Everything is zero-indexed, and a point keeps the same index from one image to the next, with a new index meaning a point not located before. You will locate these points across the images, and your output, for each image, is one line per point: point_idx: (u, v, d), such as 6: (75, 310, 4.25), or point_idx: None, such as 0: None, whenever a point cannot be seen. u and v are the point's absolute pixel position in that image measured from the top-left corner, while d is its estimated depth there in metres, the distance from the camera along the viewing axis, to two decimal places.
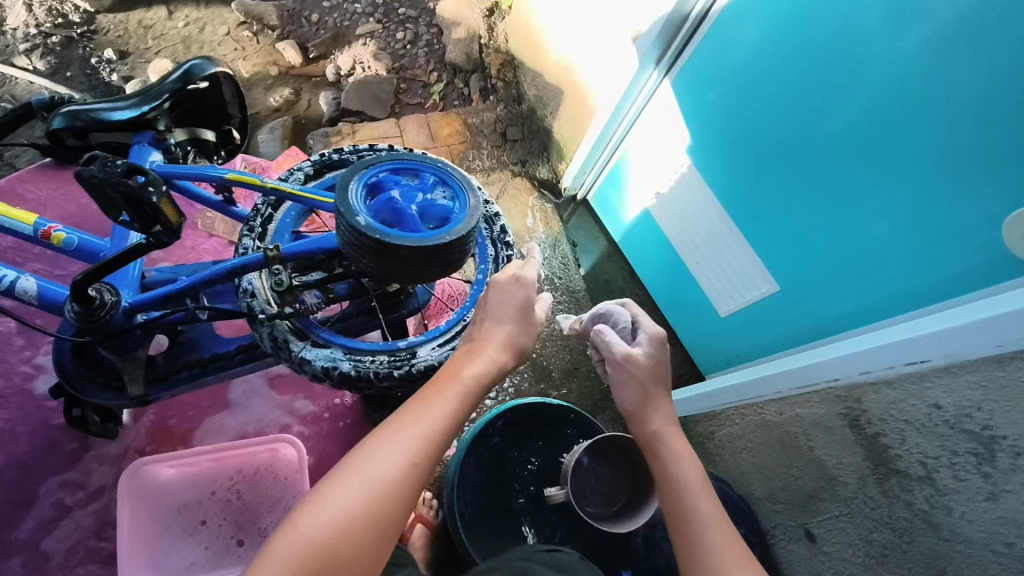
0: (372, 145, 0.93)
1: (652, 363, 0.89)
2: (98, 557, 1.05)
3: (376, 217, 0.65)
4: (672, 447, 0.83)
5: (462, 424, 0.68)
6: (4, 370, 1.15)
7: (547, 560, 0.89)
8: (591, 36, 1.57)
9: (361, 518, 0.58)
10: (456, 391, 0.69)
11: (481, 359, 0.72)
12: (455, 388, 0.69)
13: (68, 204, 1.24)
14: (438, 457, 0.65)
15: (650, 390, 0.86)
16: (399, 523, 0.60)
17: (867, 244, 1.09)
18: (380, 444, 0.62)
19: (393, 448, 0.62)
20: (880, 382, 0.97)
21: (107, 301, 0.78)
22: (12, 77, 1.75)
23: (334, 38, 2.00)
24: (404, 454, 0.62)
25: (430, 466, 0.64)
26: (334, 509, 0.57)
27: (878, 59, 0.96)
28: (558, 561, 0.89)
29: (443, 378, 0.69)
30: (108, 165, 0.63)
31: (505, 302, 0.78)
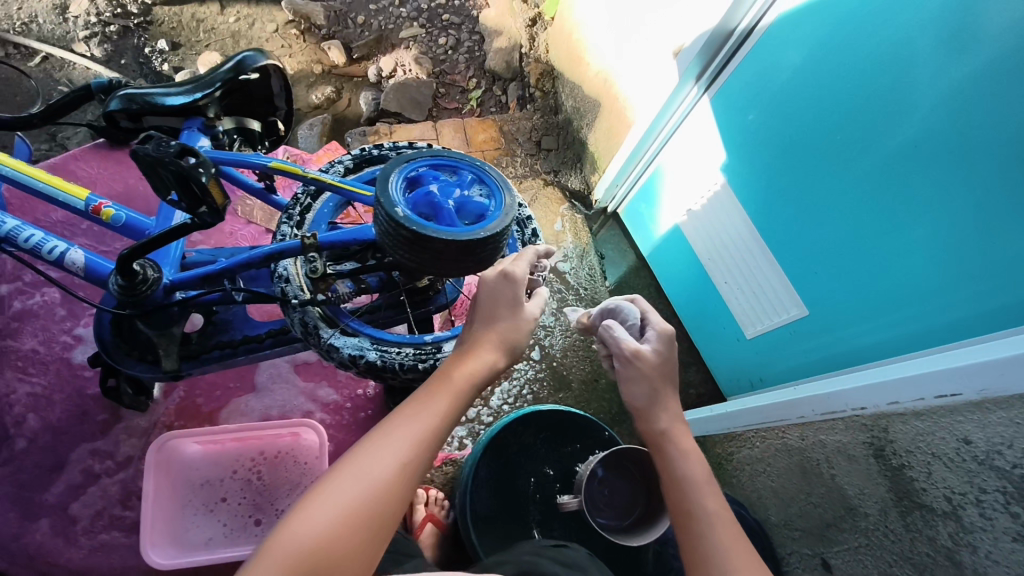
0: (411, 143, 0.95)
1: (659, 360, 0.85)
2: (121, 525, 1.08)
3: (414, 210, 0.66)
4: (680, 443, 0.80)
5: (453, 424, 0.69)
6: (45, 338, 1.19)
7: (555, 555, 0.92)
8: (633, 49, 1.58)
9: (353, 518, 0.59)
10: (452, 390, 0.70)
11: (474, 359, 0.72)
12: (454, 387, 0.70)
13: (116, 184, 1.29)
14: (429, 457, 0.66)
15: (659, 388, 0.82)
16: (391, 523, 0.61)
17: (901, 274, 1.08)
18: (370, 448, 0.63)
19: (386, 449, 0.63)
20: (908, 414, 0.96)
21: (150, 277, 0.81)
22: (69, 62, 1.82)
23: (378, 40, 2.04)
24: (394, 456, 0.63)
25: (421, 465, 0.65)
26: (327, 509, 0.59)
27: (924, 86, 0.95)
28: (564, 556, 0.92)
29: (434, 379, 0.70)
30: (162, 145, 0.66)
31: (493, 301, 0.75)
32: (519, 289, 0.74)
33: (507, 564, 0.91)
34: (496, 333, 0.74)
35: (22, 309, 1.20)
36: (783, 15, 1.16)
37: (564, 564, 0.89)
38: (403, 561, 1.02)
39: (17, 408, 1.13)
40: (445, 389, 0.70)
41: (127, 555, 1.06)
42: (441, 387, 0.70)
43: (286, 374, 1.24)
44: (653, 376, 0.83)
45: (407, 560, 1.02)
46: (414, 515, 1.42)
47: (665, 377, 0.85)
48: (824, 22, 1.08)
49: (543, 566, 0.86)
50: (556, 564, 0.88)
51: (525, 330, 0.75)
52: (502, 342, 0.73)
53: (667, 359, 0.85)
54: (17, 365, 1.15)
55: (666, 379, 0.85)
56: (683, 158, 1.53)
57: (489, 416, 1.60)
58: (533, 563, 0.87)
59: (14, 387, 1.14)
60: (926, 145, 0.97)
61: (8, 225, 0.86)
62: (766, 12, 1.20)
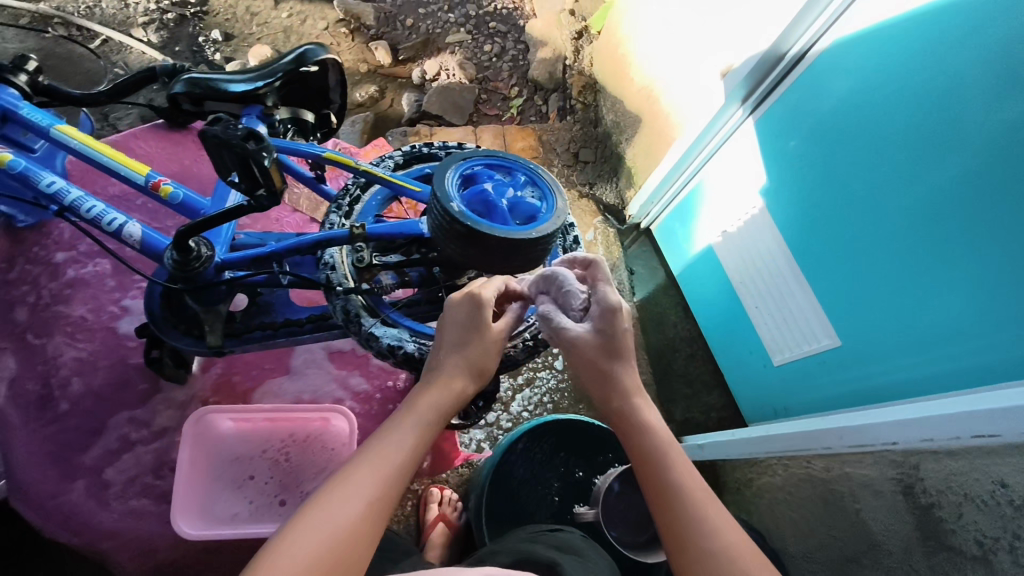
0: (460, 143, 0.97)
1: (608, 336, 0.78)
2: (152, 493, 1.12)
3: (468, 206, 0.68)
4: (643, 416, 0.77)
5: (418, 459, 0.71)
6: (94, 307, 1.22)
7: (551, 541, 0.93)
8: (682, 67, 1.58)
9: (323, 561, 0.58)
10: (414, 423, 0.72)
11: (435, 389, 0.75)
12: (416, 414, 0.73)
13: (172, 163, 1.34)
14: (396, 495, 0.67)
15: (604, 370, 0.77)
16: (361, 564, 0.61)
17: (937, 310, 1.06)
18: (337, 488, 0.63)
19: (349, 489, 0.63)
20: (940, 453, 0.94)
21: (203, 254, 0.84)
22: (127, 47, 1.87)
23: (424, 42, 2.06)
24: (360, 496, 0.63)
25: (389, 503, 0.66)
26: (295, 553, 0.58)
27: (971, 123, 0.94)
28: (561, 541, 0.93)
29: (397, 412, 0.73)
30: (230, 127, 0.68)
31: (456, 323, 0.78)
32: (482, 311, 0.77)
33: (503, 553, 0.89)
34: (455, 358, 0.78)
35: (75, 278, 1.23)
36: (834, 43, 1.17)
37: (559, 549, 0.89)
38: (399, 559, 1.01)
39: (63, 371, 1.17)
40: (405, 420, 0.72)
41: (155, 523, 1.10)
42: (401, 421, 0.72)
43: (320, 361, 1.26)
44: (601, 356, 0.78)
45: (403, 558, 1.02)
46: (426, 514, 1.44)
47: (614, 353, 0.78)
48: (873, 54, 1.09)
49: (538, 553, 0.85)
50: (550, 549, 0.89)
51: (491, 353, 0.79)
52: (467, 367, 0.77)
53: (616, 335, 0.78)
54: (67, 329, 1.19)
55: (619, 352, 0.79)
56: (722, 178, 1.52)
57: (508, 421, 1.60)
58: (529, 551, 0.86)
59: (62, 351, 1.18)
60: (970, 182, 0.96)
61: (74, 195, 0.91)
62: (819, 39, 1.20)
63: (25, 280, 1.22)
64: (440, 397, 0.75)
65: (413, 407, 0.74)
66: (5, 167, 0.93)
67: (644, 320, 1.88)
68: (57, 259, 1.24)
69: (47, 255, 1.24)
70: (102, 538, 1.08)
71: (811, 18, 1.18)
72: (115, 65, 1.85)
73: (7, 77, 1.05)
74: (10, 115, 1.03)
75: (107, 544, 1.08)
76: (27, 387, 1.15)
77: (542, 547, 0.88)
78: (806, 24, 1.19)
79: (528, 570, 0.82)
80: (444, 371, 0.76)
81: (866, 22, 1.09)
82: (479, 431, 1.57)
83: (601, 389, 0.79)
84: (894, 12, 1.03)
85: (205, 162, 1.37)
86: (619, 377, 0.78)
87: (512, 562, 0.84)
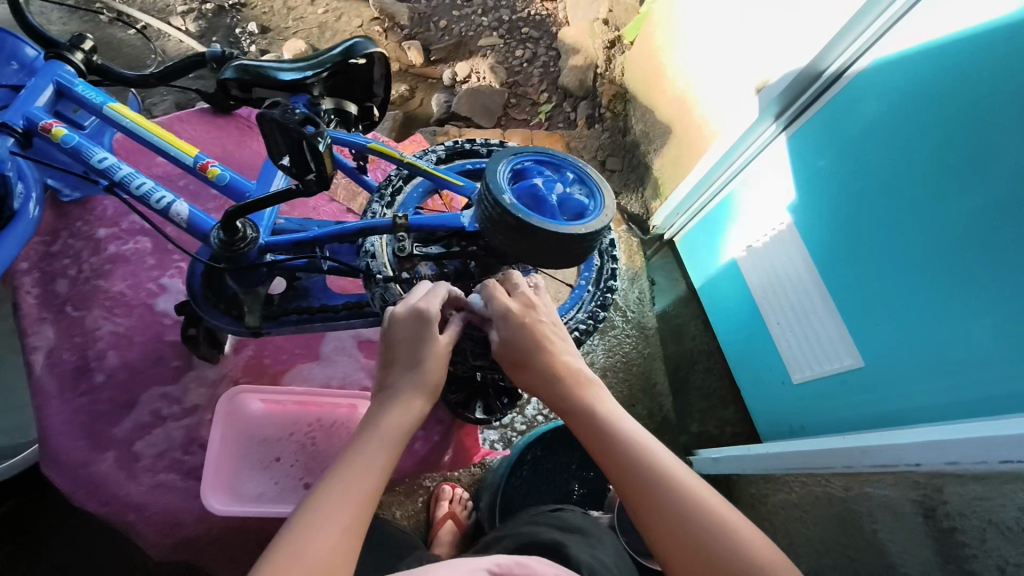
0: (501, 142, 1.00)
1: (517, 332, 0.80)
2: (179, 469, 1.15)
3: (518, 200, 0.74)
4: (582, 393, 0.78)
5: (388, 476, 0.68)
6: (133, 283, 1.25)
7: (552, 521, 0.93)
8: (717, 80, 1.57)
9: None
10: (382, 441, 0.70)
11: (391, 406, 0.73)
12: (386, 437, 0.71)
13: (214, 148, 1.37)
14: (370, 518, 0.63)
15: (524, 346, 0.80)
16: None
17: (964, 336, 1.04)
18: (310, 520, 0.60)
19: (322, 518, 0.60)
20: (965, 476, 0.94)
21: (248, 235, 0.86)
22: (166, 35, 1.84)
23: (456, 45, 2.05)
24: (336, 524, 0.60)
25: (364, 527, 0.62)
26: None
27: (1008, 150, 0.93)
28: (565, 522, 0.93)
29: (358, 435, 0.70)
30: (288, 111, 0.70)
31: (403, 343, 0.78)
32: (420, 329, 0.78)
33: (508, 538, 0.90)
34: (423, 381, 0.77)
35: (115, 254, 1.26)
36: (874, 63, 1.16)
37: (563, 530, 0.89)
38: (403, 556, 1.01)
39: (100, 344, 1.20)
40: (374, 442, 0.70)
41: (181, 498, 1.13)
42: (369, 442, 0.70)
43: (350, 349, 1.30)
44: (519, 355, 0.80)
45: (407, 555, 1.01)
46: (436, 511, 1.43)
47: (530, 346, 0.80)
48: (909, 75, 1.08)
49: (543, 535, 0.85)
50: (553, 529, 0.89)
51: (437, 366, 0.77)
52: (417, 385, 0.76)
53: (519, 334, 0.81)
54: (106, 304, 1.22)
55: (539, 343, 0.81)
56: (751, 192, 1.52)
57: (522, 424, 1.59)
58: (532, 535, 0.86)
59: (100, 324, 1.21)
60: (1003, 209, 0.95)
61: (124, 171, 0.95)
62: (859, 57, 1.19)
63: (67, 253, 1.25)
64: (408, 420, 0.73)
65: (382, 433, 0.71)
66: (60, 142, 0.98)
67: (663, 332, 1.87)
68: (99, 234, 1.27)
69: (89, 230, 1.27)
70: (130, 510, 1.11)
71: (854, 35, 1.17)
72: (152, 53, 1.80)
73: (65, 55, 1.11)
74: (66, 92, 1.08)
75: (133, 516, 1.12)
76: (64, 357, 1.18)
77: (545, 528, 0.89)
78: (847, 42, 1.19)
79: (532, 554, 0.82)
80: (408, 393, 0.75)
81: (907, 43, 1.08)
82: (494, 431, 1.58)
83: (540, 383, 0.79)
84: (936, 34, 1.03)
85: (247, 148, 1.40)
86: (556, 365, 0.79)
87: (515, 548, 0.85)
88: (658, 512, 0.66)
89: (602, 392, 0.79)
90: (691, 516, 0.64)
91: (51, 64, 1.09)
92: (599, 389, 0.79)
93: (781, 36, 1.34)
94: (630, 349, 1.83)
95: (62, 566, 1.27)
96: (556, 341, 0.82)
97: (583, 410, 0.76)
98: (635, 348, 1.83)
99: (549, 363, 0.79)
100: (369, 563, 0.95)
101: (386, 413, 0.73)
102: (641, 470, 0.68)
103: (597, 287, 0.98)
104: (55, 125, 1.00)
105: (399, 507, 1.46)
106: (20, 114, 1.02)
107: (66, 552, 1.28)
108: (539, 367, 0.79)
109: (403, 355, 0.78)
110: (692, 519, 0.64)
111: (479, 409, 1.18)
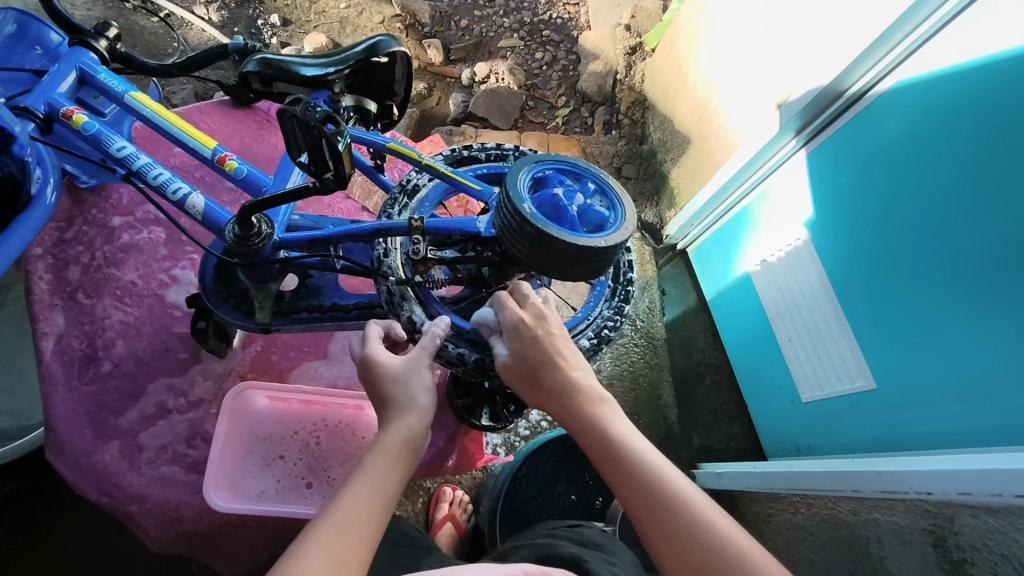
0: (497, 145, 0.97)
1: (529, 345, 0.77)
2: (182, 462, 1.15)
3: (539, 209, 0.73)
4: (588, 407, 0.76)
5: (388, 494, 0.68)
6: (144, 273, 1.25)
7: (572, 535, 0.93)
8: (738, 92, 1.56)
9: None
10: (373, 466, 0.69)
11: (390, 425, 0.74)
12: (379, 474, 0.69)
13: (232, 140, 1.37)
14: (370, 536, 0.64)
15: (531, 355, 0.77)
16: None
17: (979, 366, 1.02)
18: (306, 542, 0.60)
19: (315, 557, 0.58)
20: (979, 509, 0.91)
21: (263, 231, 0.85)
22: (188, 23, 1.83)
23: (476, 45, 2.04)
24: (325, 541, 0.60)
25: (359, 542, 0.62)
26: None
27: None
28: (581, 536, 0.92)
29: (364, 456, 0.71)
30: (309, 110, 0.70)
31: (371, 381, 0.80)
32: (375, 362, 0.79)
33: (526, 549, 0.89)
34: (410, 412, 0.76)
35: (128, 243, 1.26)
36: (897, 85, 1.14)
37: (580, 545, 0.89)
38: (422, 556, 1.00)
39: (108, 333, 1.19)
40: (371, 479, 0.68)
41: (182, 491, 1.13)
42: (374, 456, 0.71)
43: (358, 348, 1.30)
44: (533, 369, 0.77)
45: (427, 555, 1.00)
46: (435, 513, 1.42)
47: (545, 360, 0.77)
48: (933, 98, 1.06)
49: (561, 548, 0.85)
50: (572, 543, 0.88)
51: (404, 388, 0.78)
52: (398, 409, 0.76)
53: (535, 347, 0.77)
54: (116, 293, 1.22)
55: (553, 358, 0.77)
56: (768, 208, 1.50)
57: (524, 429, 1.59)
58: (552, 547, 0.86)
59: (110, 314, 1.20)
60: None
61: (141, 161, 0.95)
62: (883, 78, 1.17)
63: (80, 240, 1.25)
64: (399, 454, 0.72)
65: (376, 469, 0.69)
66: (80, 129, 0.98)
67: (671, 342, 1.86)
68: (113, 222, 1.27)
69: (104, 218, 1.27)
70: (131, 501, 1.11)
71: (879, 55, 1.15)
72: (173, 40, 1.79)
73: (89, 42, 1.11)
74: (88, 79, 1.08)
75: (134, 508, 1.11)
76: (72, 345, 1.18)
77: (564, 542, 0.88)
78: (870, 61, 1.17)
79: (550, 566, 0.81)
80: (394, 425, 0.74)
81: (932, 66, 1.06)
82: (496, 435, 1.57)
83: (549, 396, 0.77)
84: (962, 58, 1.01)
85: (265, 142, 1.40)
86: (569, 381, 0.77)
87: (534, 558, 0.84)
88: (676, 542, 0.65)
89: (614, 410, 0.78)
90: (709, 547, 0.64)
91: (75, 51, 1.09)
92: (612, 408, 0.78)
93: (807, 51, 1.32)
94: (638, 360, 1.81)
95: (61, 551, 1.27)
96: (569, 356, 0.79)
97: (595, 431, 0.75)
98: (643, 359, 1.81)
99: (564, 379, 0.77)
100: (383, 561, 0.94)
101: (377, 450, 0.71)
102: (657, 500, 0.68)
103: (617, 280, 0.95)
104: (76, 112, 0.99)
105: (398, 506, 1.45)
106: (41, 99, 1.02)
107: (66, 536, 1.28)
108: (551, 382, 0.77)
109: (387, 391, 0.78)
110: (710, 550, 0.63)
111: (486, 416, 1.17)
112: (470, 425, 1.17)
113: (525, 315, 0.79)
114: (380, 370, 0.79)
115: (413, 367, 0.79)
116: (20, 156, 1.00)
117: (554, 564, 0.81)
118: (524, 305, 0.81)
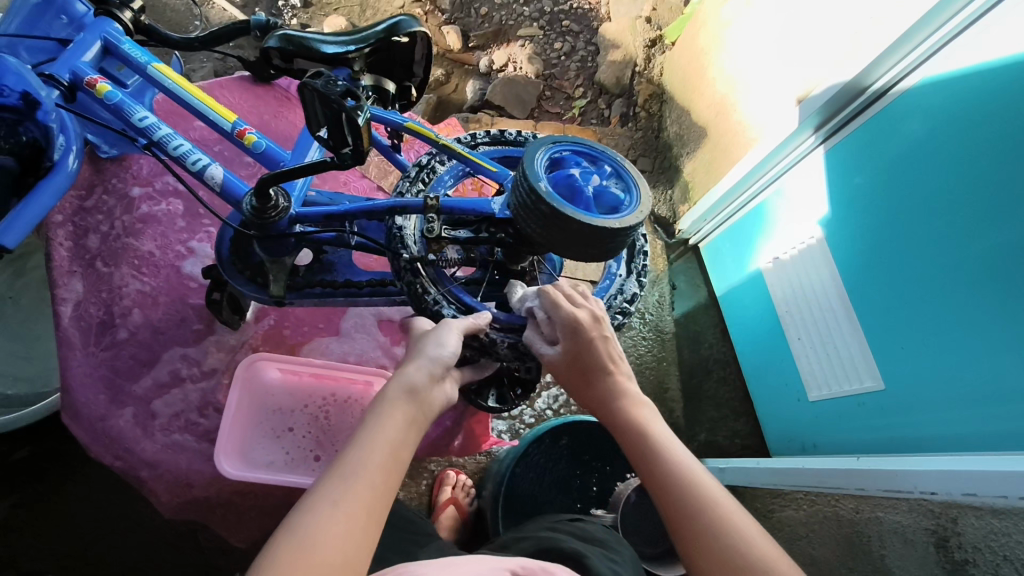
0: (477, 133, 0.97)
1: (579, 344, 0.80)
2: (194, 430, 1.18)
3: (554, 189, 0.74)
4: (625, 404, 0.81)
5: (406, 443, 0.70)
6: (162, 244, 1.27)
7: (574, 530, 0.94)
8: (762, 81, 1.52)
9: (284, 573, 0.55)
10: (384, 416, 0.70)
11: (405, 368, 0.76)
12: (386, 429, 0.69)
13: (252, 116, 1.38)
14: (377, 484, 0.65)
15: (573, 353, 0.81)
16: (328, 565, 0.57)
17: (990, 370, 1.02)
18: (304, 504, 0.61)
19: (318, 512, 0.60)
20: (984, 510, 0.91)
21: (280, 205, 0.86)
22: None
23: (495, 33, 2.01)
24: (330, 496, 0.62)
25: (362, 494, 0.63)
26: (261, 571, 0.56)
27: None
28: (583, 531, 0.93)
29: (375, 403, 0.73)
30: (330, 84, 0.71)
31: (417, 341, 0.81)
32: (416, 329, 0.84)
33: (527, 541, 0.90)
34: (419, 359, 0.77)
35: (147, 214, 1.28)
36: (923, 80, 1.12)
37: (582, 540, 0.90)
38: (425, 543, 1.01)
39: (126, 302, 1.21)
40: (381, 428, 0.69)
41: (192, 459, 1.16)
42: (384, 405, 0.72)
43: (370, 326, 1.32)
44: (582, 371, 0.81)
45: (428, 542, 1.01)
46: (439, 495, 1.44)
47: (596, 363, 0.81)
48: (955, 96, 1.05)
49: (562, 543, 0.86)
50: (574, 539, 0.89)
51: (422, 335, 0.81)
52: (414, 358, 0.77)
53: (586, 347, 0.80)
54: (134, 262, 1.24)
55: (602, 363, 0.81)
56: (783, 203, 1.49)
57: (530, 415, 1.60)
58: (553, 541, 0.87)
59: (127, 282, 1.22)
60: None
61: (163, 132, 0.96)
62: (906, 76, 1.16)
63: (100, 209, 1.26)
64: (404, 402, 0.72)
65: (385, 422, 0.70)
66: (104, 98, 0.99)
67: (680, 338, 1.85)
68: (133, 193, 1.28)
69: (124, 188, 1.28)
70: (143, 466, 1.14)
71: (907, 48, 1.13)
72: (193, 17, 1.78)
73: (114, 13, 1.12)
74: (112, 49, 1.09)
75: (146, 472, 1.14)
76: (90, 312, 1.20)
77: (566, 536, 0.89)
78: (898, 55, 1.15)
79: (552, 561, 0.82)
80: (400, 374, 0.75)
81: (959, 62, 1.04)
82: (502, 421, 1.58)
83: (595, 397, 0.82)
84: (989, 56, 0.99)
85: (284, 119, 1.41)
86: (614, 384, 0.82)
87: (534, 552, 0.85)
88: (700, 537, 0.68)
89: (653, 413, 0.82)
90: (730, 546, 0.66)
91: (100, 21, 1.11)
92: (651, 411, 0.82)
93: (832, 44, 1.30)
94: (645, 352, 1.80)
95: (75, 512, 1.30)
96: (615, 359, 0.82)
97: (633, 431, 0.79)
98: (650, 351, 1.81)
99: (610, 383, 0.82)
100: (383, 545, 0.96)
101: (383, 401, 0.72)
102: (680, 495, 0.71)
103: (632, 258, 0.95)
104: (99, 82, 1.01)
105: (402, 488, 1.46)
106: (67, 67, 1.04)
107: (80, 500, 1.31)
108: (598, 382, 0.82)
109: (412, 345, 0.81)
110: (728, 546, 0.66)
111: (493, 397, 1.16)
112: (478, 406, 1.18)
113: (580, 314, 0.80)
114: (415, 332, 0.83)
115: (435, 329, 0.80)
116: (44, 121, 1.02)
117: (554, 560, 0.82)
118: (577, 305, 0.82)
